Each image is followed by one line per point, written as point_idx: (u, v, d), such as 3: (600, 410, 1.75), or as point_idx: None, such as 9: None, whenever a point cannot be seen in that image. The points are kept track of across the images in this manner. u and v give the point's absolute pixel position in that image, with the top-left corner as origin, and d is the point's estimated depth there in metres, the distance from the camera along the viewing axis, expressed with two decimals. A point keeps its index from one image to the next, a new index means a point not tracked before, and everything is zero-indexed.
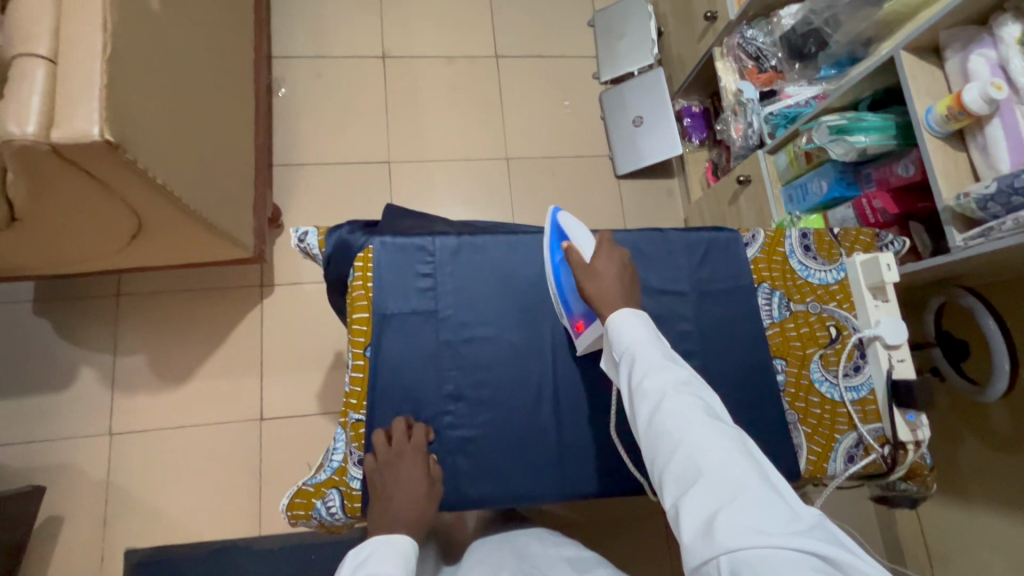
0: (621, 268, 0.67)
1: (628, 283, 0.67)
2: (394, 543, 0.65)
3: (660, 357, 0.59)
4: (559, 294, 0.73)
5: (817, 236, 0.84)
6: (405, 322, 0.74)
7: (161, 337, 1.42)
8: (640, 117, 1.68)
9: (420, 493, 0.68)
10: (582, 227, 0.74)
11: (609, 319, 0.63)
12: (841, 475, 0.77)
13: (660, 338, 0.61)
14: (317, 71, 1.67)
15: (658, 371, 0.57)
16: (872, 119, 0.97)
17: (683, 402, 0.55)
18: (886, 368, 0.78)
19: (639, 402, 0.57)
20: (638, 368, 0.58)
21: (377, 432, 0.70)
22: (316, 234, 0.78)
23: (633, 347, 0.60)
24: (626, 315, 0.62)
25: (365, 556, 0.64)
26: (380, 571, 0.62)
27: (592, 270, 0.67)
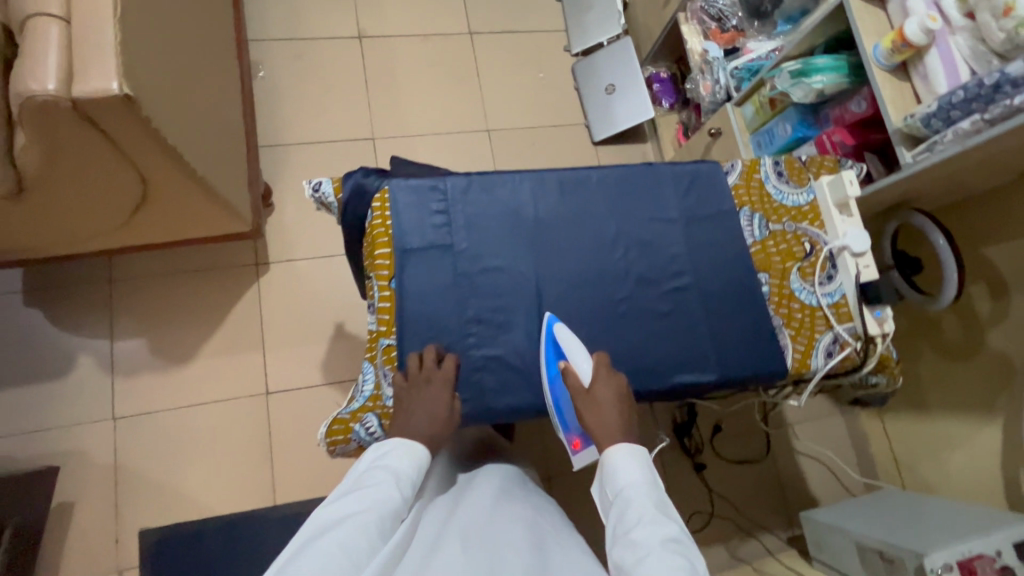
0: (620, 395, 0.73)
1: (626, 413, 0.72)
2: (411, 448, 0.71)
3: (652, 511, 0.61)
4: (557, 408, 0.78)
5: (788, 163, 0.94)
6: (424, 256, 0.79)
7: (158, 320, 1.43)
8: (612, 85, 1.76)
9: (442, 416, 0.74)
10: (579, 344, 0.78)
11: (607, 458, 0.68)
12: (823, 369, 0.87)
13: (658, 489, 0.65)
14: (294, 52, 1.69)
15: (647, 522, 0.60)
16: (825, 62, 1.07)
17: (667, 557, 0.55)
18: (854, 274, 0.89)
19: (625, 547, 0.58)
20: (631, 513, 0.61)
21: (411, 356, 0.76)
22: (330, 183, 0.84)
23: (629, 490, 0.64)
24: (626, 453, 0.68)
25: (385, 451, 0.71)
26: (397, 467, 0.70)
27: (592, 397, 0.73)
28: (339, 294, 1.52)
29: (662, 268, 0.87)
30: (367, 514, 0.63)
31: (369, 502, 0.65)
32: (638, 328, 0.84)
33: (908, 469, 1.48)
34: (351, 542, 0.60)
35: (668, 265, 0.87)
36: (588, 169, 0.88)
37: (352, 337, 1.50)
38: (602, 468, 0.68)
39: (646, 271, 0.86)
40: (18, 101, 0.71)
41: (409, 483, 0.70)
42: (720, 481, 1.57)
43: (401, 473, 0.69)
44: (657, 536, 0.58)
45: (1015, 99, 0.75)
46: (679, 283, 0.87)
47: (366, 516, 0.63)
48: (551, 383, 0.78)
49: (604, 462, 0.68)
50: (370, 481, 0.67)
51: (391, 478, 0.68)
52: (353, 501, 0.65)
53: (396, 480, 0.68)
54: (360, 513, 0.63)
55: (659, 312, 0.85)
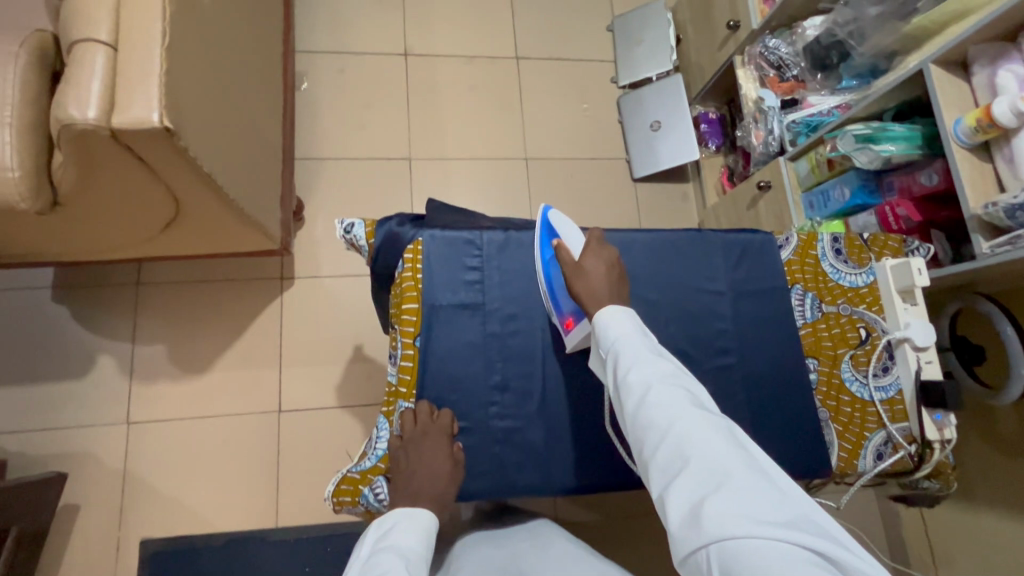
0: (608, 265, 0.70)
1: (617, 282, 0.70)
2: (416, 515, 0.67)
3: (648, 352, 0.61)
4: (549, 291, 0.75)
5: (848, 240, 0.87)
6: (454, 314, 0.76)
7: (180, 326, 1.42)
8: (658, 121, 1.70)
9: (441, 475, 0.70)
10: (574, 229, 0.79)
11: (596, 318, 0.65)
12: (872, 472, 0.80)
13: (646, 332, 0.64)
14: (340, 66, 1.68)
15: (645, 362, 0.60)
16: (898, 130, 1.00)
17: (671, 394, 0.57)
18: (914, 370, 0.81)
19: (627, 396, 0.59)
20: (626, 362, 0.61)
21: (404, 412, 0.72)
22: (362, 226, 0.79)
23: (620, 342, 0.63)
24: (615, 311, 0.65)
25: (387, 530, 0.65)
26: (402, 546, 0.63)
27: (581, 268, 0.70)
28: (361, 315, 1.50)
29: (704, 345, 0.81)
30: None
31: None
32: None
33: (944, 561, 1.37)
34: None
35: (710, 342, 0.81)
36: (633, 232, 0.83)
37: (370, 360, 1.47)
38: (593, 329, 0.66)
39: (685, 346, 0.80)
40: (58, 126, 0.70)
41: (419, 562, 0.63)
42: None
43: (407, 551, 0.63)
44: (657, 375, 0.59)
45: None
46: (722, 362, 0.81)
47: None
48: (544, 269, 0.77)
49: (593, 324, 0.66)
50: (379, 566, 0.59)
51: (400, 557, 0.61)
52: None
53: (405, 559, 0.62)
54: None
55: None
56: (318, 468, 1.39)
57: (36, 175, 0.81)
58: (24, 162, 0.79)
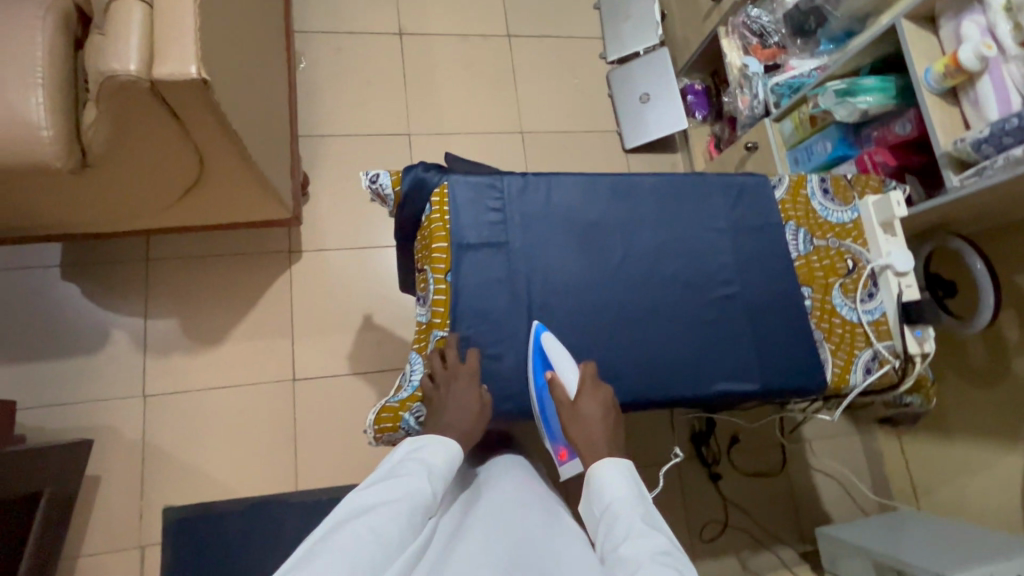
0: (605, 412, 0.75)
1: (610, 427, 0.75)
2: (446, 444, 0.73)
3: (639, 524, 0.64)
4: (546, 419, 0.81)
5: (834, 180, 0.95)
6: (481, 252, 0.81)
7: (191, 301, 1.45)
8: (647, 94, 1.78)
9: (471, 412, 0.75)
10: (568, 359, 0.79)
11: (590, 475, 0.71)
12: (862, 384, 0.88)
13: (643, 499, 0.68)
14: (336, 45, 1.71)
15: (635, 534, 0.62)
16: (870, 82, 1.09)
17: (659, 570, 0.57)
18: (896, 293, 0.89)
19: (618, 566, 0.60)
20: (619, 532, 0.64)
21: (431, 356, 0.78)
22: (387, 176, 0.85)
23: (616, 509, 0.67)
24: (610, 471, 0.70)
25: (420, 445, 0.73)
26: (430, 461, 0.71)
27: (578, 412, 0.75)
28: (368, 285, 1.54)
29: (709, 276, 0.88)
30: (400, 503, 0.65)
31: (401, 492, 0.66)
32: (684, 334, 0.85)
33: (924, 491, 1.48)
34: (382, 530, 0.62)
35: (714, 274, 0.88)
36: (640, 175, 0.89)
37: (380, 329, 1.52)
38: (588, 490, 0.71)
39: (693, 278, 0.87)
40: (99, 80, 0.73)
41: (440, 478, 0.71)
42: (735, 491, 1.58)
43: (432, 465, 0.70)
44: (646, 550, 0.60)
45: None
46: (726, 292, 0.88)
47: (396, 504, 0.65)
48: (538, 392, 0.80)
49: (589, 483, 0.71)
50: (405, 471, 0.69)
51: (424, 470, 0.70)
52: (385, 489, 0.66)
53: (428, 473, 0.70)
54: (394, 501, 0.65)
55: (704, 320, 0.86)
56: (335, 432, 1.43)
57: (68, 135, 0.84)
58: (57, 122, 0.82)
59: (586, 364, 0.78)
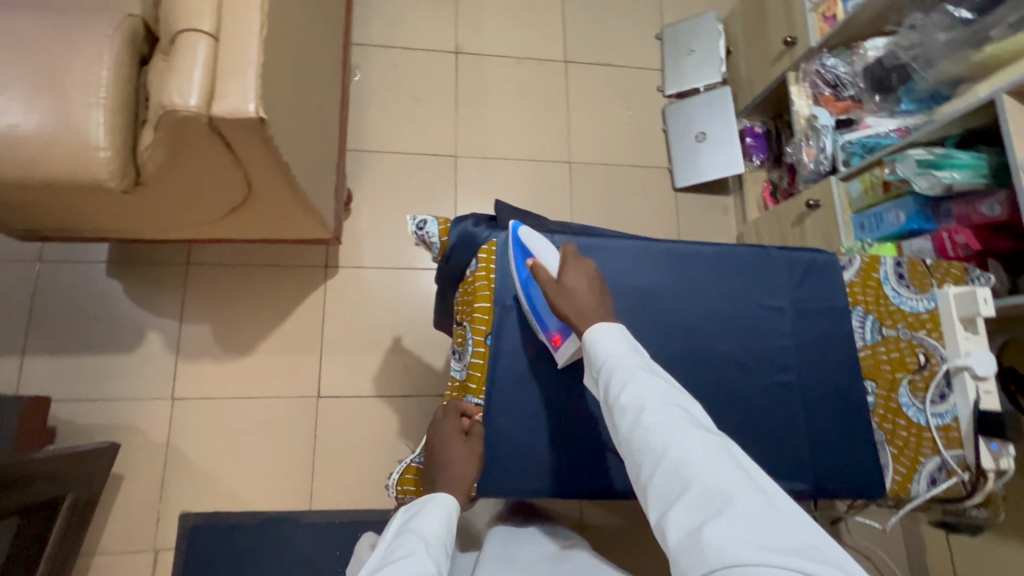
0: (590, 280, 0.71)
1: (599, 297, 0.71)
2: (438, 501, 0.68)
3: (641, 372, 0.62)
4: (535, 313, 0.75)
5: (911, 265, 0.88)
6: (523, 316, 0.77)
7: (226, 308, 1.46)
8: (704, 133, 1.71)
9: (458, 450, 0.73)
10: (545, 243, 0.76)
11: (586, 336, 0.66)
12: (926, 496, 0.80)
13: (639, 348, 0.66)
14: (391, 60, 1.70)
15: (638, 382, 0.61)
16: (963, 158, 1.00)
17: (668, 417, 0.58)
18: (973, 399, 0.81)
19: (621, 415, 0.60)
20: (618, 381, 0.62)
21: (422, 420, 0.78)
22: (435, 224, 0.81)
23: (613, 361, 0.64)
24: (607, 329, 0.66)
25: (411, 519, 0.66)
26: (426, 531, 0.65)
27: (562, 287, 0.70)
28: (400, 307, 1.52)
29: (768, 361, 0.82)
30: None
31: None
32: (734, 421, 0.79)
33: None
34: None
35: (772, 358, 0.82)
36: (699, 244, 0.84)
37: (408, 352, 1.50)
38: (584, 346, 0.67)
39: (748, 361, 0.81)
40: (159, 111, 0.73)
41: (439, 547, 0.64)
42: None
43: (428, 535, 0.64)
44: (652, 397, 0.60)
45: None
46: (782, 380, 0.81)
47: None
48: (524, 288, 0.76)
49: (585, 340, 0.66)
50: (404, 552, 0.60)
51: (423, 543, 0.62)
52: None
53: (427, 545, 0.63)
54: None
55: (756, 408, 0.80)
56: (354, 454, 1.42)
57: (123, 156, 0.83)
58: (114, 143, 0.82)
59: (562, 242, 0.74)
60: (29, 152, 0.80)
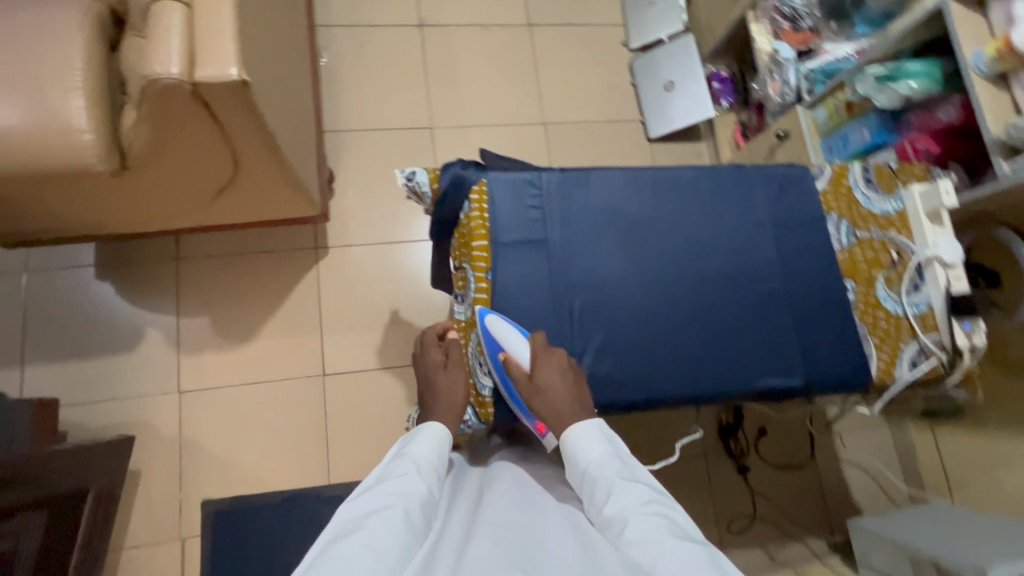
0: (563, 376, 0.71)
1: (575, 387, 0.71)
2: (430, 429, 0.72)
3: (619, 478, 0.62)
4: (516, 401, 0.78)
5: (878, 169, 0.93)
6: (520, 251, 0.81)
7: (222, 299, 1.46)
8: (672, 82, 1.74)
9: (436, 365, 0.83)
10: (515, 330, 0.76)
11: (563, 442, 0.67)
12: (908, 378, 0.87)
13: (619, 449, 0.66)
14: (357, 39, 1.70)
15: (615, 490, 0.61)
16: (915, 67, 1.06)
17: (647, 525, 0.56)
18: (944, 286, 0.86)
19: (608, 529, 0.60)
20: (600, 493, 0.62)
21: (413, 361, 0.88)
22: (424, 173, 0.85)
23: (594, 468, 0.64)
24: (582, 431, 0.67)
25: (406, 443, 0.70)
26: (419, 457, 0.68)
27: (536, 389, 0.71)
28: (394, 280, 1.54)
29: (753, 271, 0.86)
30: (394, 508, 0.60)
31: (398, 495, 0.62)
32: (726, 329, 0.84)
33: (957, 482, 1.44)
34: (378, 544, 0.56)
35: (756, 269, 0.87)
36: (679, 169, 0.88)
37: (407, 323, 1.52)
38: (565, 453, 0.68)
39: (736, 272, 0.86)
40: (142, 85, 0.74)
41: (431, 470, 0.68)
42: (762, 480, 1.60)
43: (421, 457, 0.68)
44: (631, 504, 0.59)
45: None
46: (769, 287, 0.86)
47: (392, 507, 0.60)
48: (503, 379, 0.79)
49: (563, 446, 0.68)
50: (397, 472, 0.65)
51: (415, 467, 0.67)
52: (378, 497, 0.61)
53: (418, 468, 0.67)
54: (387, 510, 0.59)
55: (746, 315, 0.85)
56: (366, 426, 1.45)
57: (108, 138, 0.84)
58: (98, 126, 0.83)
59: (531, 334, 0.75)
60: (13, 142, 0.80)
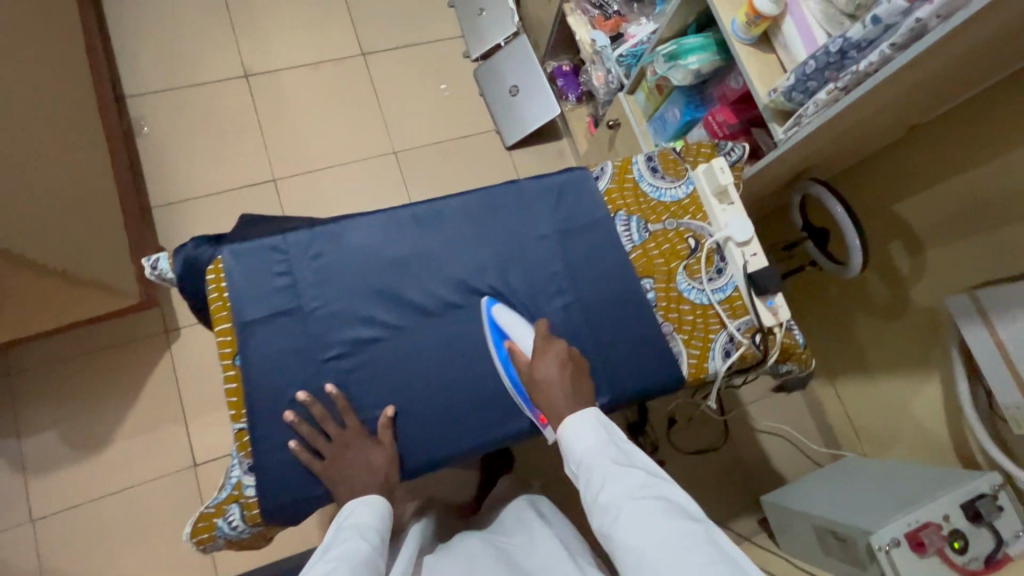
0: (560, 363, 0.72)
1: (572, 384, 0.71)
2: (368, 497, 0.70)
3: (612, 464, 0.63)
4: (516, 388, 0.76)
5: (661, 157, 0.89)
6: (271, 326, 0.73)
7: (67, 409, 1.35)
8: (516, 85, 1.70)
9: (380, 465, 0.72)
10: (521, 321, 0.78)
11: (560, 431, 0.68)
12: (722, 370, 0.82)
13: (614, 436, 0.67)
14: (178, 102, 1.61)
15: (610, 477, 0.61)
16: (693, 42, 1.02)
17: (640, 508, 0.57)
18: (742, 265, 0.83)
19: (600, 516, 0.60)
20: (595, 480, 0.62)
21: (293, 445, 0.71)
22: (167, 259, 0.78)
23: (587, 457, 0.65)
24: (578, 421, 0.68)
25: (347, 513, 0.68)
26: (360, 523, 0.67)
27: (536, 379, 0.71)
28: None
29: (539, 290, 0.81)
30: (338, 568, 0.60)
31: (342, 556, 0.62)
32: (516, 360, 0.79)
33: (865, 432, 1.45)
34: None
35: (544, 286, 0.82)
36: (446, 199, 0.82)
37: None
38: (561, 444, 0.68)
39: (519, 295, 0.81)
40: None
41: (375, 533, 0.67)
42: (683, 473, 1.55)
43: (363, 523, 0.67)
44: (624, 490, 0.60)
45: (862, 63, 0.70)
46: (559, 304, 0.81)
47: (341, 569, 0.60)
48: (505, 368, 0.77)
49: (559, 436, 0.68)
50: (338, 540, 0.65)
51: (355, 532, 0.66)
52: (323, 563, 0.61)
53: (362, 533, 0.66)
54: (330, 571, 0.59)
55: None
56: None
57: None
58: None
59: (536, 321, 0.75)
60: None
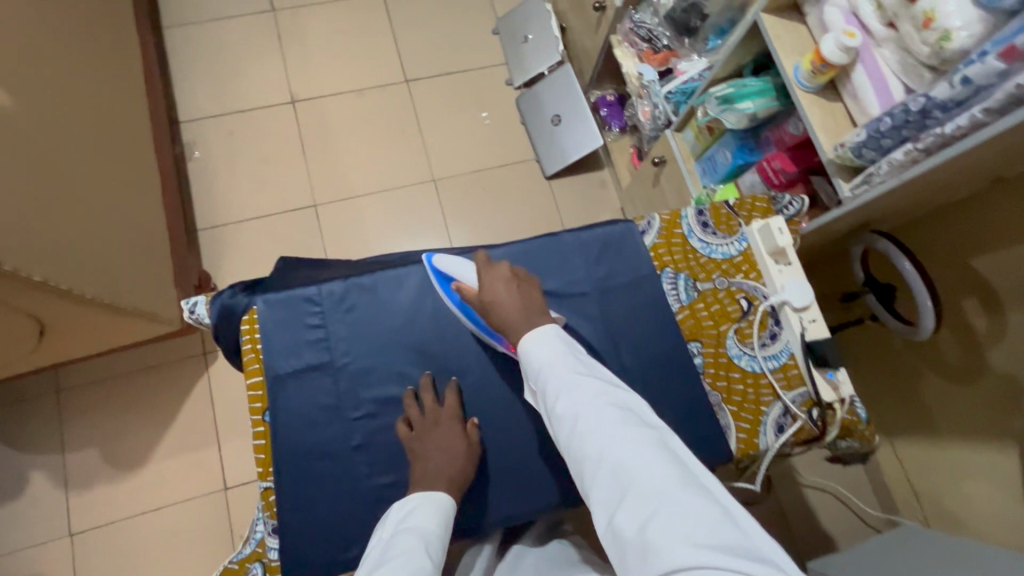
0: (509, 286, 0.69)
1: (522, 300, 0.69)
2: (434, 501, 0.66)
3: (571, 375, 0.62)
4: (483, 331, 0.74)
5: (713, 211, 0.84)
6: (302, 381, 0.73)
7: (108, 426, 1.39)
8: (559, 115, 1.68)
9: (458, 455, 0.71)
10: (463, 262, 0.75)
11: (520, 346, 0.65)
12: (774, 447, 0.75)
13: (571, 349, 0.65)
14: (229, 127, 1.65)
15: (569, 389, 0.60)
16: (754, 85, 0.97)
17: (599, 416, 0.57)
18: (799, 333, 0.77)
19: (559, 425, 0.60)
20: (552, 392, 0.61)
21: (410, 405, 0.72)
22: (204, 303, 0.78)
23: (546, 370, 0.63)
24: (538, 337, 0.65)
25: (409, 511, 0.65)
26: (422, 530, 0.63)
27: (486, 304, 0.69)
28: None
29: None
30: None
31: (407, 573, 0.58)
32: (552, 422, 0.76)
33: (928, 499, 1.31)
34: None
35: None
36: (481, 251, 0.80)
37: None
38: (520, 359, 0.66)
39: None
40: None
41: (436, 543, 0.64)
42: None
43: (427, 533, 0.63)
44: (582, 400, 0.59)
45: (946, 127, 0.64)
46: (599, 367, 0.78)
47: None
48: (461, 310, 0.75)
49: (519, 352, 0.66)
50: (397, 550, 0.61)
51: (420, 541, 0.62)
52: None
53: (424, 543, 0.62)
54: None
55: None
56: None
57: None
58: None
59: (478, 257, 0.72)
60: None
